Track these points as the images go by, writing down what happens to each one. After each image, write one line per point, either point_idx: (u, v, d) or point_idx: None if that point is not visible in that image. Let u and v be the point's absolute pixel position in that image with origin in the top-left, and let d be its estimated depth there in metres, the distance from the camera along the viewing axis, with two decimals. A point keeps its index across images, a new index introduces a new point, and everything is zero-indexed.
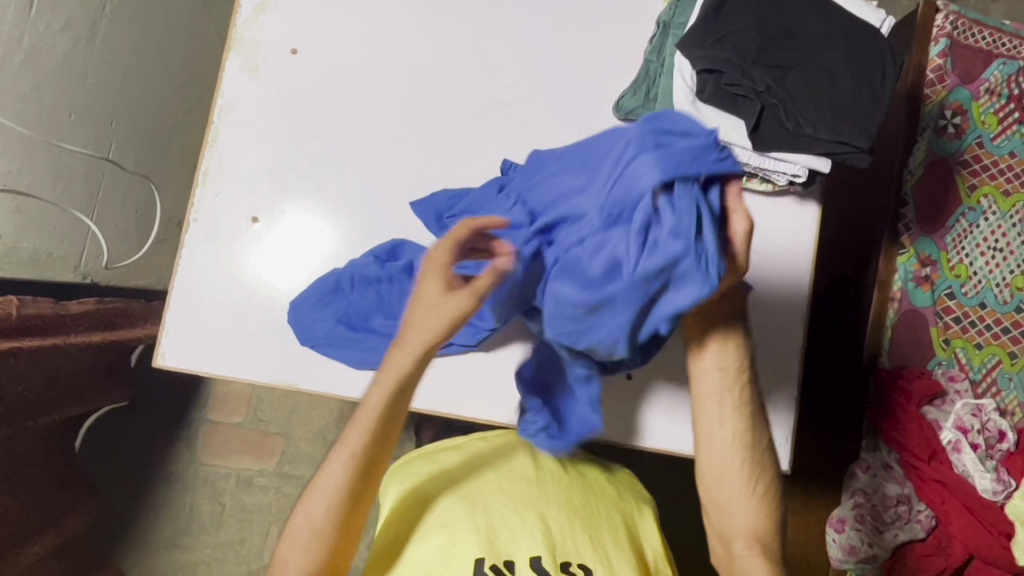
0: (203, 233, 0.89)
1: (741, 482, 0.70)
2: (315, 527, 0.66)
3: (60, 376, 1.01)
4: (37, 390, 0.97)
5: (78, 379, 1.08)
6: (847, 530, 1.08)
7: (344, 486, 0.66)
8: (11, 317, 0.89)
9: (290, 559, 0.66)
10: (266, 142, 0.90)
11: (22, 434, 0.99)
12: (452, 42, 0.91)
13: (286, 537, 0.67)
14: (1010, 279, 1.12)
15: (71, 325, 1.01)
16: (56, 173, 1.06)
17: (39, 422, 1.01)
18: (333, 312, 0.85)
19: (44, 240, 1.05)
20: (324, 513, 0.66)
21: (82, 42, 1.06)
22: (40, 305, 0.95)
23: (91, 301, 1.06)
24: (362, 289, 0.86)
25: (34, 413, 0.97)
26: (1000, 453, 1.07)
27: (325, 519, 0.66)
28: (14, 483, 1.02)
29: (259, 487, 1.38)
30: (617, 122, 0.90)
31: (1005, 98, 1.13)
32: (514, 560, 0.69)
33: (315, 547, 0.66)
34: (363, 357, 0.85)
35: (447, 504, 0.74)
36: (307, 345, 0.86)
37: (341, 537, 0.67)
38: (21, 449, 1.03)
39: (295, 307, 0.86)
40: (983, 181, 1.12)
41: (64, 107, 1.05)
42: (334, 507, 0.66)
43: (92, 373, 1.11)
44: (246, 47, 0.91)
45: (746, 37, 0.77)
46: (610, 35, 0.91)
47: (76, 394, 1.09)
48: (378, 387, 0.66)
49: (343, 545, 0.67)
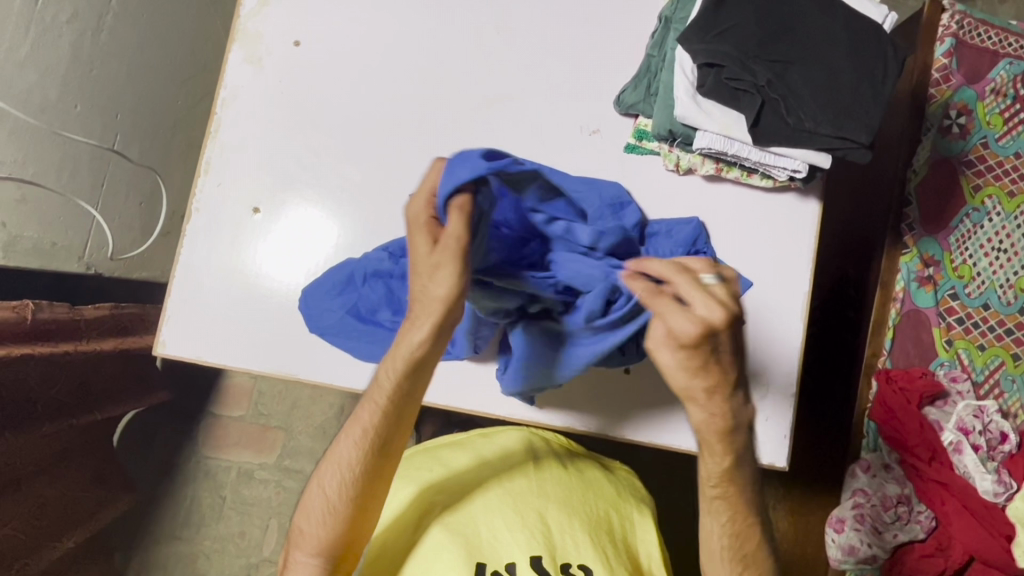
0: (205, 223, 0.89)
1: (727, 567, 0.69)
2: (328, 496, 0.69)
3: (91, 382, 1.08)
4: (71, 394, 1.03)
5: (111, 382, 1.13)
6: (847, 530, 1.06)
7: (355, 458, 0.69)
8: (25, 321, 0.92)
9: (309, 528, 0.70)
10: (268, 132, 0.90)
11: (63, 432, 1.04)
12: (454, 36, 0.91)
13: (303, 509, 0.71)
14: (1013, 281, 1.11)
15: (87, 330, 1.06)
16: (63, 161, 1.04)
17: (83, 419, 1.06)
18: (344, 303, 0.84)
19: (49, 228, 1.03)
20: (339, 485, 0.69)
21: (90, 33, 1.05)
22: (54, 309, 0.98)
23: (107, 306, 1.12)
24: (374, 282, 0.83)
25: (66, 412, 1.02)
26: (1001, 455, 1.05)
27: (339, 494, 0.69)
28: (51, 475, 1.05)
29: (260, 481, 1.38)
30: (617, 116, 0.90)
31: (1010, 99, 1.12)
32: (515, 563, 0.70)
33: (332, 517, 0.69)
34: (374, 349, 0.84)
35: (454, 511, 0.74)
36: (314, 334, 0.86)
37: (355, 506, 0.70)
38: (60, 443, 1.06)
39: (308, 293, 0.85)
40: (987, 182, 1.11)
41: (71, 99, 1.03)
42: (348, 479, 0.69)
43: (121, 376, 1.16)
44: (250, 38, 0.91)
45: (746, 31, 0.78)
46: (613, 30, 0.91)
47: (119, 398, 1.16)
48: (389, 368, 0.66)
49: (360, 518, 0.70)
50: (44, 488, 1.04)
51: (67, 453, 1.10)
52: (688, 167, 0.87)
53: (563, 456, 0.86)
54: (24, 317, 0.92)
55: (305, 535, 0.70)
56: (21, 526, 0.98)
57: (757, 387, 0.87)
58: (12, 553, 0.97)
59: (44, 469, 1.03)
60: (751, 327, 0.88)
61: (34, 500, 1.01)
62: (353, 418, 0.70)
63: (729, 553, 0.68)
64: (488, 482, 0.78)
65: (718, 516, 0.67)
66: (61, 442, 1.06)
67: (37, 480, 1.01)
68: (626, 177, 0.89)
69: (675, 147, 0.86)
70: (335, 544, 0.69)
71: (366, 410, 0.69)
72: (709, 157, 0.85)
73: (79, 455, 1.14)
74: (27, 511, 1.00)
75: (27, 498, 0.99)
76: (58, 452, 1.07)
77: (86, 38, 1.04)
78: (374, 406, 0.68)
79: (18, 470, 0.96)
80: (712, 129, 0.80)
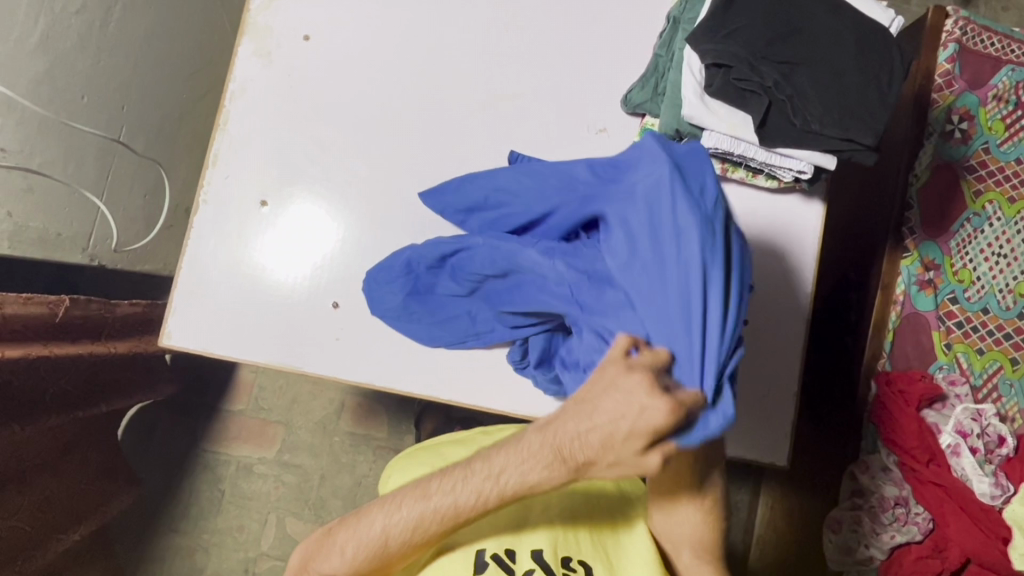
0: (212, 214, 0.89)
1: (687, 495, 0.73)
2: (382, 540, 0.68)
3: (99, 372, 1.07)
4: (82, 384, 1.03)
5: (119, 373, 1.13)
6: (842, 530, 1.09)
7: (430, 529, 0.67)
8: (57, 318, 0.94)
9: (348, 554, 0.69)
10: (276, 126, 0.90)
11: (70, 423, 1.04)
12: (464, 33, 0.91)
13: (349, 529, 0.70)
14: (1013, 286, 1.11)
15: (111, 325, 1.08)
16: (68, 152, 1.04)
17: (88, 410, 1.07)
18: (404, 287, 0.83)
19: (55, 219, 1.03)
20: (397, 538, 0.68)
21: (98, 24, 1.05)
22: (87, 307, 1.01)
23: (143, 303, 1.18)
24: (434, 269, 0.84)
25: (73, 405, 1.02)
26: (999, 458, 1.06)
27: (397, 543, 0.68)
28: (59, 468, 1.06)
29: (259, 475, 1.38)
30: (624, 115, 0.90)
31: (1012, 105, 1.13)
32: (515, 549, 0.74)
33: (374, 559, 0.69)
34: (435, 332, 0.84)
35: None
36: (376, 316, 0.86)
37: (397, 556, 0.70)
38: (67, 435, 1.06)
39: (372, 275, 0.85)
40: (988, 187, 1.12)
41: (77, 90, 1.03)
42: (411, 537, 0.68)
43: (130, 368, 1.16)
44: (260, 32, 0.92)
45: (755, 32, 0.78)
46: (621, 29, 0.92)
47: (125, 390, 1.16)
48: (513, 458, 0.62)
49: (397, 560, 0.70)
50: (51, 481, 1.04)
51: (75, 446, 1.10)
52: None
53: None
54: (55, 314, 0.94)
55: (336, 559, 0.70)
56: (27, 519, 0.98)
57: (757, 387, 0.88)
58: (20, 544, 0.98)
59: (53, 461, 1.03)
60: (752, 326, 0.88)
61: (41, 494, 1.01)
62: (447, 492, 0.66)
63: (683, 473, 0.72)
64: None
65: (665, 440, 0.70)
66: (69, 434, 1.06)
67: (45, 472, 1.02)
68: None
69: None
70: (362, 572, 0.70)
71: (472, 493, 0.64)
72: (716, 157, 0.86)
73: (86, 447, 1.14)
74: (34, 504, 1.00)
75: (34, 490, 0.99)
76: (67, 444, 1.07)
77: (94, 29, 1.05)
78: (478, 496, 0.64)
79: (27, 461, 0.97)
80: (719, 129, 0.81)
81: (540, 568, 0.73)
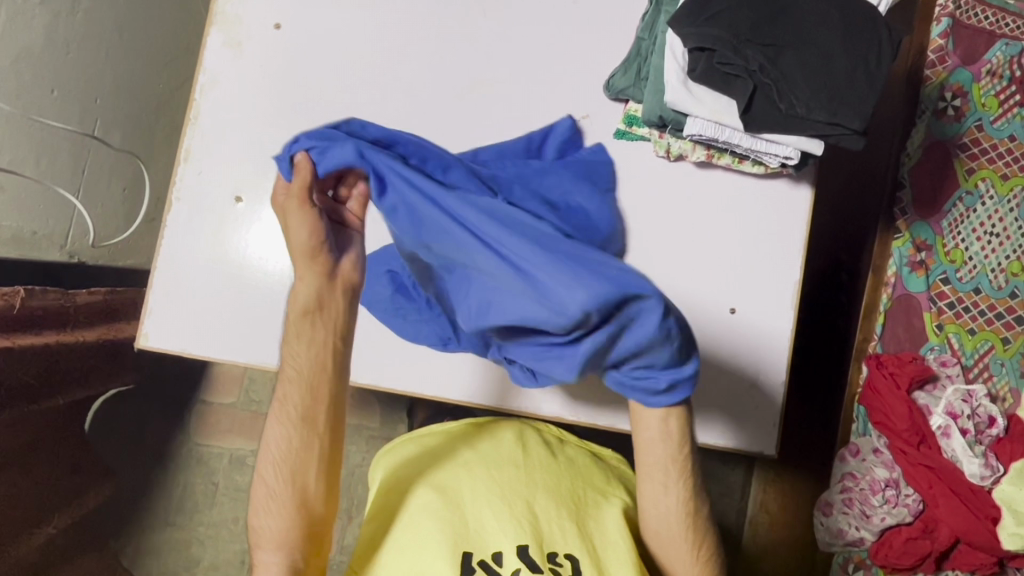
0: (185, 212, 0.88)
1: (687, 545, 0.74)
2: (279, 447, 0.69)
3: (59, 361, 1.04)
4: (37, 375, 1.00)
5: (82, 363, 1.10)
6: (835, 514, 1.07)
7: (288, 444, 0.69)
8: (14, 309, 0.92)
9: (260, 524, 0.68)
10: (248, 119, 0.88)
11: (28, 415, 1.01)
12: (441, 19, 0.89)
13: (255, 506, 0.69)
14: (1006, 265, 1.10)
15: (74, 315, 1.06)
16: (41, 148, 1.01)
17: (45, 403, 1.05)
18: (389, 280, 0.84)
19: (29, 217, 1.01)
20: (285, 435, 0.69)
21: (64, 16, 1.02)
22: (46, 297, 0.99)
23: (101, 290, 1.12)
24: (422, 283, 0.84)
25: (28, 396, 1.00)
26: (989, 438, 1.05)
27: (280, 474, 0.69)
28: (27, 465, 1.04)
29: (252, 467, 1.38)
30: (608, 102, 0.88)
31: (1006, 80, 1.10)
32: (501, 552, 0.68)
33: (293, 464, 0.69)
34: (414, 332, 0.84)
35: (421, 494, 0.73)
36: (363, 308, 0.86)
37: (299, 497, 0.68)
38: (29, 431, 1.03)
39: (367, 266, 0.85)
40: (981, 165, 1.10)
41: (47, 84, 1.01)
42: (282, 459, 0.69)
43: (96, 356, 1.13)
44: (229, 22, 0.89)
45: (740, 14, 0.75)
46: (603, 12, 0.89)
47: (84, 379, 1.13)
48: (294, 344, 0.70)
49: (308, 499, 0.69)
50: (20, 478, 1.02)
51: (41, 442, 1.08)
52: (679, 154, 0.86)
53: (552, 447, 0.83)
54: (13, 306, 0.92)
55: (263, 492, 0.69)
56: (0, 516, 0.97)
57: (747, 376, 0.87)
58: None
59: (18, 459, 1.01)
60: (742, 316, 0.87)
61: (10, 491, 0.99)
62: (287, 386, 0.70)
63: (680, 520, 0.73)
64: (467, 465, 0.76)
65: (665, 486, 0.72)
66: (32, 429, 1.04)
67: (11, 470, 0.99)
68: (617, 163, 0.88)
69: (666, 133, 0.85)
70: (294, 534, 0.68)
71: (290, 386, 0.70)
72: (700, 144, 0.84)
73: (53, 443, 1.12)
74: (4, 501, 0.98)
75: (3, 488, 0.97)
76: (31, 442, 1.04)
77: (61, 21, 1.02)
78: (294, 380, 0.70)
79: None
80: (703, 115, 0.79)
81: (527, 568, 0.67)
